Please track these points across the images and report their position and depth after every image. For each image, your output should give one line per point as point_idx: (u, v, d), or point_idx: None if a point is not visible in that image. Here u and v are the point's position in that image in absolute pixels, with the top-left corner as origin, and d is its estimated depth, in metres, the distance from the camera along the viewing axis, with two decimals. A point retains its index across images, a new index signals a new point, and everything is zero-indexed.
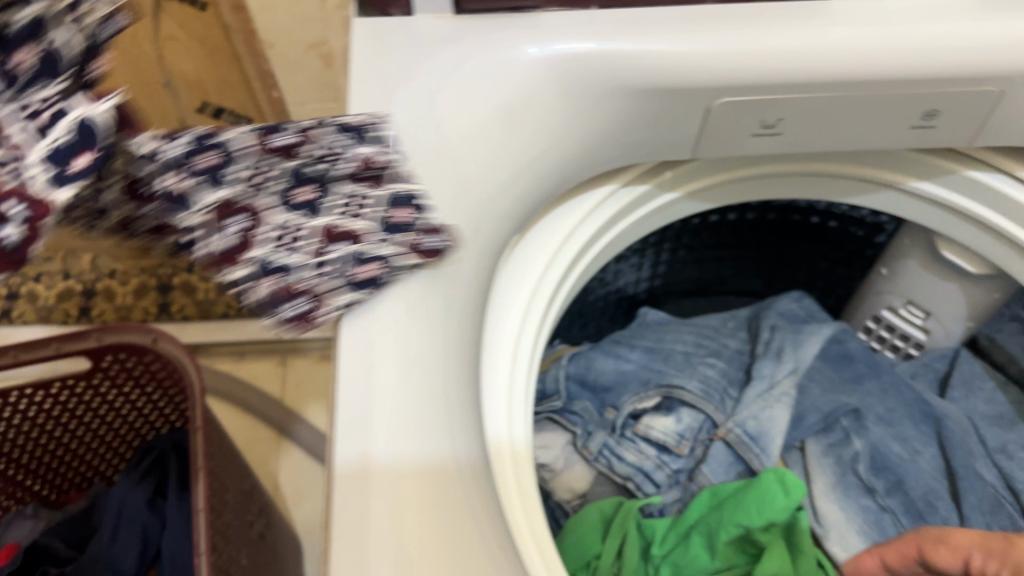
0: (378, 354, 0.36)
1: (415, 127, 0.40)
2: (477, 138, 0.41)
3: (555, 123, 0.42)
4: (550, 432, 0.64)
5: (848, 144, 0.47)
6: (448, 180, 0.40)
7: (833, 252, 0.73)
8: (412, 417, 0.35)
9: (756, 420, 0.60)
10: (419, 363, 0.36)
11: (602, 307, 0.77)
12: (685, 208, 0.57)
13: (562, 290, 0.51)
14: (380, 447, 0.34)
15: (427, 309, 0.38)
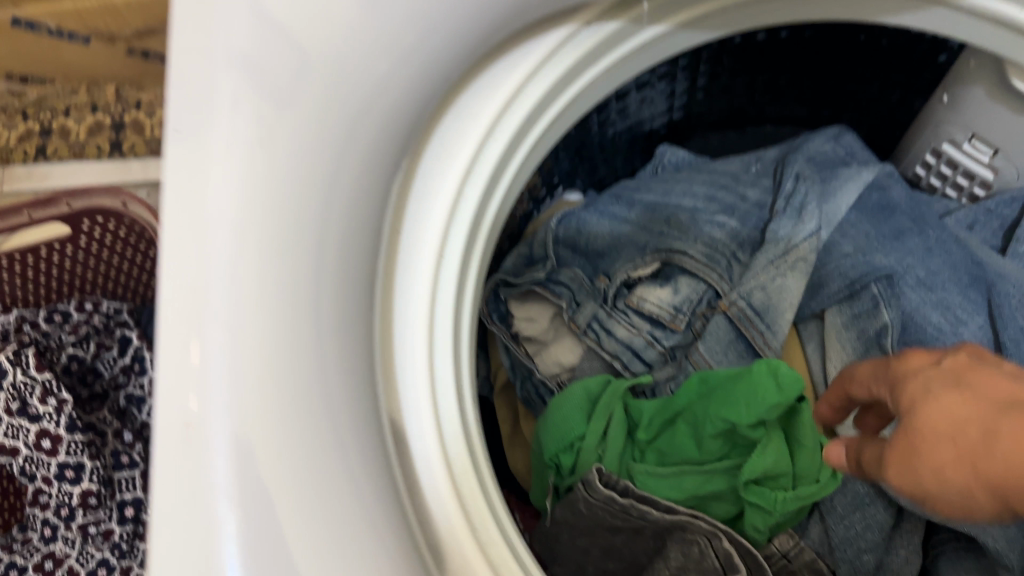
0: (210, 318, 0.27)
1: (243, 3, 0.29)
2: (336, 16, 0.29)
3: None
4: (533, 304, 0.57)
5: None
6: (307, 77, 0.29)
7: (889, 77, 0.59)
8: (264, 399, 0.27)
9: (764, 292, 0.53)
10: (263, 365, 0.27)
11: (613, 147, 0.67)
12: (676, 42, 0.47)
13: (508, 162, 0.43)
14: (198, 480, 0.26)
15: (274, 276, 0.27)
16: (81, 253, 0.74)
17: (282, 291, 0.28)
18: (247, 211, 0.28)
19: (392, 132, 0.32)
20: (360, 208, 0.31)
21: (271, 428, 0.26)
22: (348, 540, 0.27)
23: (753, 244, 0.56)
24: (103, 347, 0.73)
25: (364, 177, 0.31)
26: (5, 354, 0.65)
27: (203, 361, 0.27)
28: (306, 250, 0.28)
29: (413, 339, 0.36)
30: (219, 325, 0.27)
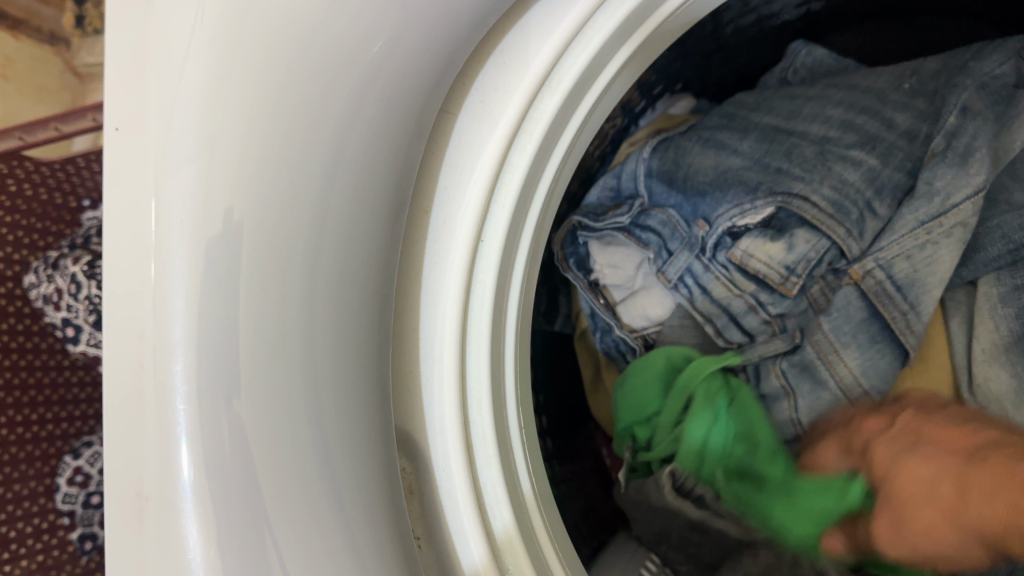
0: (172, 323, 0.24)
1: None
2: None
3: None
4: (617, 249, 0.48)
5: None
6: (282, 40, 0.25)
7: None
8: (245, 415, 0.24)
9: (907, 262, 0.42)
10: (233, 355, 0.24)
11: (737, 45, 0.55)
12: None
13: (574, 111, 0.35)
14: (159, 477, 0.24)
15: (241, 244, 0.24)
16: None
17: (249, 260, 0.25)
18: (211, 168, 0.24)
19: (389, 85, 0.28)
20: (347, 171, 0.28)
21: (241, 421, 0.24)
22: (309, 537, 0.25)
23: (894, 190, 0.43)
24: None
25: (356, 138, 0.28)
26: (80, 266, 0.65)
27: (162, 341, 0.24)
28: (281, 218, 0.25)
29: (441, 325, 0.32)
30: (189, 327, 0.24)
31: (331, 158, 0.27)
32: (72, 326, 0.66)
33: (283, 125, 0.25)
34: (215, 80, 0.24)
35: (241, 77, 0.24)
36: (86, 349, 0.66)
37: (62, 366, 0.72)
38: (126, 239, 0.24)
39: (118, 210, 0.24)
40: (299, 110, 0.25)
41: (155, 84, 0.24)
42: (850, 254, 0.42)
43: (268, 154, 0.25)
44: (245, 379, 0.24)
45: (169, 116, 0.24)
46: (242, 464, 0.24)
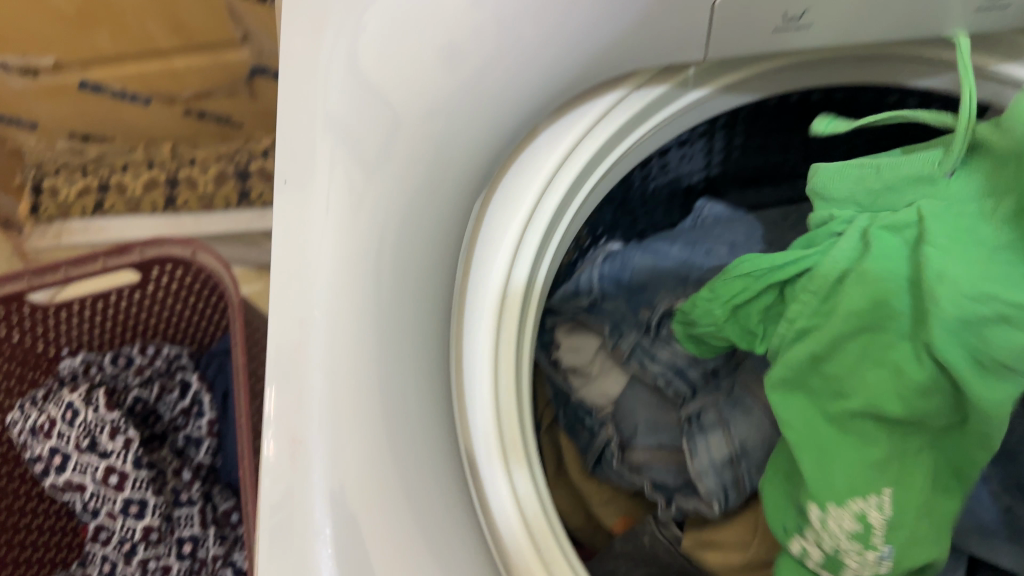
0: (312, 350, 0.33)
1: (342, 84, 0.35)
2: (415, 91, 0.36)
3: (501, 48, 0.37)
4: (581, 335, 0.60)
5: (897, 28, 0.39)
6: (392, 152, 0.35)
7: (918, 133, 0.62)
8: (356, 423, 0.32)
9: None
10: (360, 348, 0.34)
11: (653, 201, 0.70)
12: (718, 104, 0.51)
13: (567, 210, 0.47)
14: (308, 456, 0.31)
15: (358, 289, 0.34)
16: (147, 300, 0.77)
17: (366, 284, 0.35)
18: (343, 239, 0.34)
19: (453, 166, 0.39)
20: (424, 226, 0.38)
21: (358, 422, 0.32)
22: (409, 487, 0.34)
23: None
24: (165, 390, 0.78)
25: (429, 205, 0.38)
26: (77, 395, 0.70)
27: (305, 361, 0.33)
28: (385, 255, 0.36)
29: (479, 352, 0.42)
30: (324, 352, 0.33)
31: (411, 217, 0.37)
32: (58, 455, 0.69)
33: (389, 195, 0.36)
34: (354, 164, 0.35)
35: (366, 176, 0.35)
36: (68, 478, 0.68)
37: (38, 511, 0.76)
38: (284, 289, 0.34)
39: (281, 265, 0.34)
40: (397, 183, 0.36)
41: (310, 177, 0.35)
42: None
43: (378, 213, 0.35)
44: (363, 393, 0.33)
45: (324, 183, 0.34)
46: (368, 424, 0.33)
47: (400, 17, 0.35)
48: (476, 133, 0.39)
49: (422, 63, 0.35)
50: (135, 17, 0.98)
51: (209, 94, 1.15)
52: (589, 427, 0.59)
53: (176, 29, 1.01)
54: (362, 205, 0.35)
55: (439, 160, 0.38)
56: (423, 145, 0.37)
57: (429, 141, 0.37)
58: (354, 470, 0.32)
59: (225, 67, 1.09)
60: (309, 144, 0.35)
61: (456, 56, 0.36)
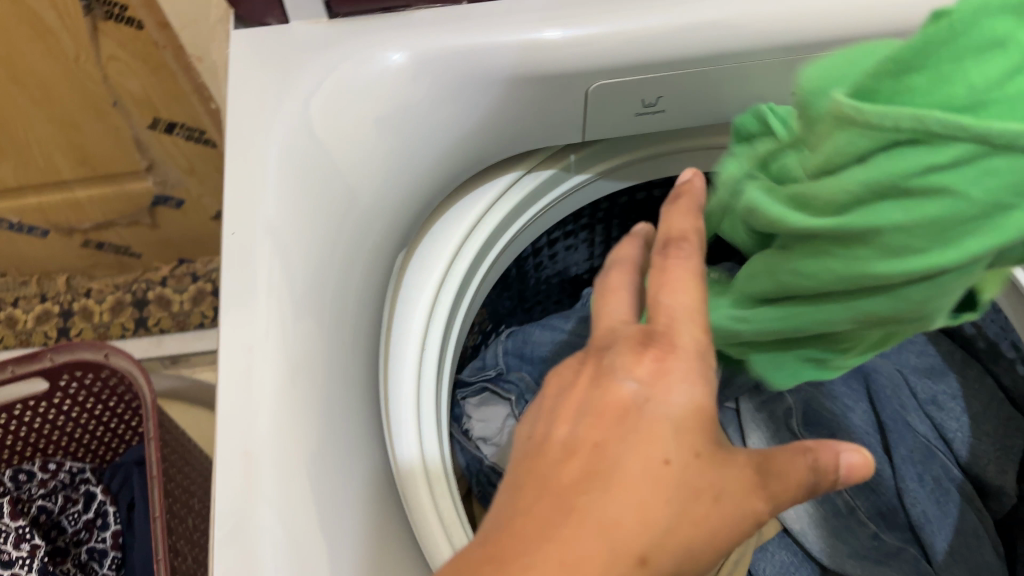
0: (264, 360, 0.36)
1: (290, 135, 0.41)
2: (357, 154, 0.42)
3: (430, 124, 0.44)
4: (491, 404, 0.66)
5: (735, 114, 0.49)
6: (332, 197, 0.41)
7: None
8: (302, 433, 0.36)
9: None
10: (303, 370, 0.38)
11: (546, 290, 0.77)
12: (597, 188, 0.59)
13: (477, 271, 0.53)
14: (265, 451, 0.35)
15: (303, 312, 0.38)
16: (54, 411, 0.76)
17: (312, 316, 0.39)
18: (289, 267, 0.38)
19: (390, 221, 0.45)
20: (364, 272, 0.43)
21: (305, 431, 0.36)
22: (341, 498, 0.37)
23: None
24: (70, 501, 0.77)
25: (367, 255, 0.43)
26: None
27: (259, 369, 0.36)
28: (330, 294, 0.40)
29: (405, 390, 0.47)
30: (273, 363, 0.36)
31: (354, 264, 0.42)
32: None
33: (331, 241, 0.41)
34: (298, 211, 0.40)
35: (310, 217, 0.40)
36: None
37: None
38: (237, 308, 0.38)
39: (235, 286, 0.38)
40: (337, 232, 0.41)
41: (258, 210, 0.39)
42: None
43: (321, 256, 0.40)
44: (310, 405, 0.37)
45: (269, 228, 0.39)
46: (311, 436, 0.36)
47: (342, 95, 0.42)
48: (403, 190, 0.45)
49: (360, 134, 0.42)
50: (41, 149, 1.02)
51: (109, 224, 1.17)
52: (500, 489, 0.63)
53: (81, 160, 1.05)
54: (307, 240, 0.39)
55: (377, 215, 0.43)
56: (362, 203, 0.42)
57: (369, 200, 0.43)
58: (288, 476, 0.35)
59: (128, 197, 1.13)
60: (259, 183, 0.40)
61: (389, 128, 0.43)
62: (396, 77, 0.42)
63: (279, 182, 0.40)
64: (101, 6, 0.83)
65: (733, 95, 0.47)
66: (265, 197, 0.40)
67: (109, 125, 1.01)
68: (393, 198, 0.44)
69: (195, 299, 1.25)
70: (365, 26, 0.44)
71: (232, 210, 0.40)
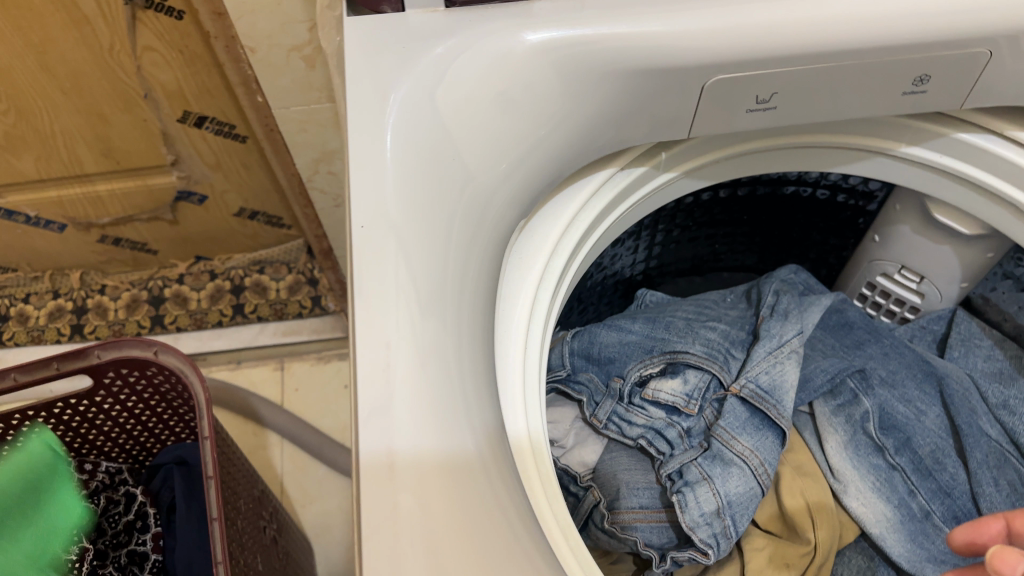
0: (392, 346, 0.35)
1: (412, 121, 0.40)
2: (480, 139, 0.41)
3: (548, 113, 0.43)
4: (559, 406, 0.65)
5: (842, 112, 0.48)
6: (454, 181, 0.40)
7: (825, 221, 0.72)
8: (434, 420, 0.34)
9: (768, 375, 0.61)
10: (439, 347, 0.36)
11: (600, 291, 0.76)
12: (680, 188, 0.58)
13: (569, 267, 0.52)
14: (409, 444, 0.33)
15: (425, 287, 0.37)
16: (96, 410, 0.74)
17: (442, 307, 0.37)
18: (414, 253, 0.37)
19: (506, 214, 0.43)
20: (484, 255, 0.41)
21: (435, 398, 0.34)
22: (510, 484, 0.34)
23: (743, 343, 0.65)
24: (111, 503, 0.75)
25: (488, 244, 0.42)
26: None
27: (389, 358, 0.35)
28: (454, 287, 0.38)
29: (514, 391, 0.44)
30: (407, 349, 0.35)
31: (474, 256, 0.40)
32: None
33: (453, 230, 0.39)
34: (422, 199, 0.39)
35: (430, 202, 0.39)
36: None
37: None
38: (365, 289, 0.37)
39: (367, 269, 0.37)
40: (460, 219, 0.40)
41: (386, 194, 0.39)
42: (726, 383, 0.62)
43: (446, 246, 0.39)
44: (444, 376, 0.35)
45: (402, 212, 0.38)
46: (455, 426, 0.34)
47: (464, 86, 0.41)
48: (521, 172, 0.43)
49: (481, 120, 0.41)
50: (66, 140, 1.00)
51: (127, 220, 1.15)
52: (572, 492, 0.61)
53: (105, 153, 1.03)
54: (428, 222, 0.38)
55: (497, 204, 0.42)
56: (479, 194, 0.41)
57: (490, 189, 0.42)
58: (433, 468, 0.33)
59: (150, 192, 1.10)
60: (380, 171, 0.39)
61: (512, 115, 0.42)
62: (523, 60, 0.41)
63: (406, 172, 0.39)
64: None
65: (839, 92, 0.46)
66: (387, 182, 0.39)
67: (138, 118, 0.98)
68: (512, 179, 0.43)
69: (212, 297, 1.23)
70: (484, 16, 0.43)
71: (356, 197, 0.39)
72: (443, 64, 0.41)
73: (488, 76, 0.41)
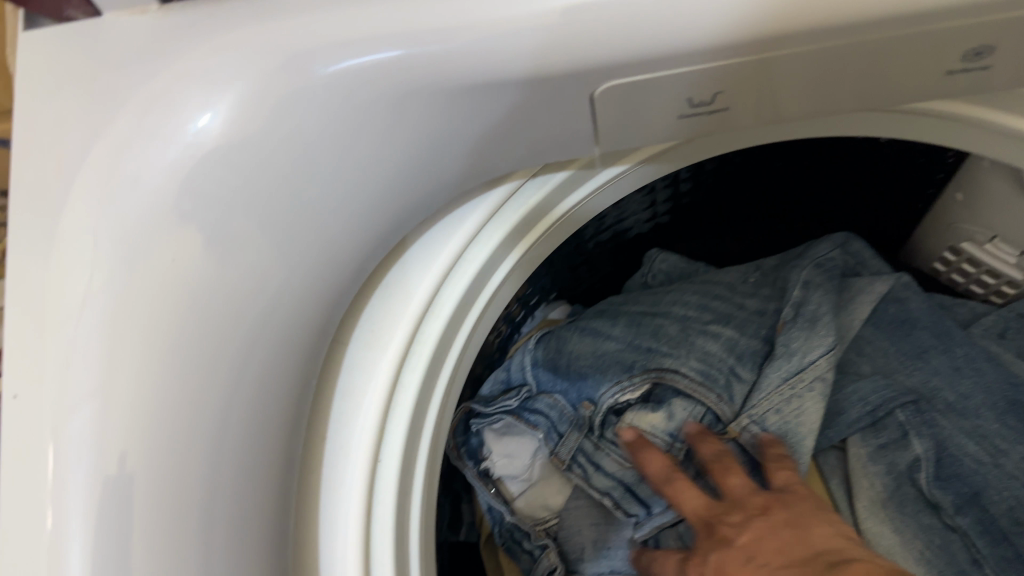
0: (72, 426, 0.26)
1: (119, 139, 0.26)
2: (221, 236, 0.27)
3: (318, 196, 0.28)
4: (517, 437, 0.51)
5: (843, 98, 0.30)
6: (168, 259, 0.26)
7: (902, 178, 0.50)
8: (120, 548, 0.26)
9: (779, 416, 0.46)
10: (146, 445, 0.26)
11: (594, 260, 0.59)
12: (643, 175, 0.41)
13: (460, 326, 0.39)
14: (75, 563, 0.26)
15: (123, 368, 0.26)
16: None
17: (147, 415, 0.26)
18: (110, 316, 0.26)
19: (281, 322, 0.30)
20: (269, 323, 0.30)
21: (127, 520, 0.26)
22: None
23: (754, 356, 0.49)
24: None
25: (249, 384, 0.29)
26: None
27: (64, 443, 0.26)
28: (201, 360, 0.27)
29: (345, 532, 0.34)
30: (90, 450, 0.26)
31: (234, 348, 0.28)
32: None
33: (171, 412, 0.27)
34: (117, 365, 0.26)
35: (138, 249, 0.26)
36: None
37: None
38: (39, 331, 0.27)
39: (41, 302, 0.27)
40: (174, 376, 0.27)
41: (78, 210, 0.26)
42: (726, 418, 0.47)
43: (167, 309, 0.26)
44: (149, 488, 0.26)
45: (70, 337, 0.26)
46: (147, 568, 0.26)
47: (171, 134, 0.26)
48: (310, 258, 0.30)
49: (196, 235, 0.26)
50: None
51: None
52: (529, 551, 0.52)
53: None
54: (137, 262, 0.26)
55: (256, 323, 0.29)
56: (233, 293, 0.28)
57: (248, 281, 0.28)
58: None
59: None
60: (74, 175, 0.27)
61: (238, 214, 0.27)
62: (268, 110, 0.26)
63: (78, 270, 0.26)
64: None
65: (830, 81, 0.29)
66: (83, 193, 0.26)
67: None
68: (301, 271, 0.30)
69: None
70: (208, 22, 0.27)
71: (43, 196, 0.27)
72: (145, 111, 0.26)
73: (202, 161, 0.26)
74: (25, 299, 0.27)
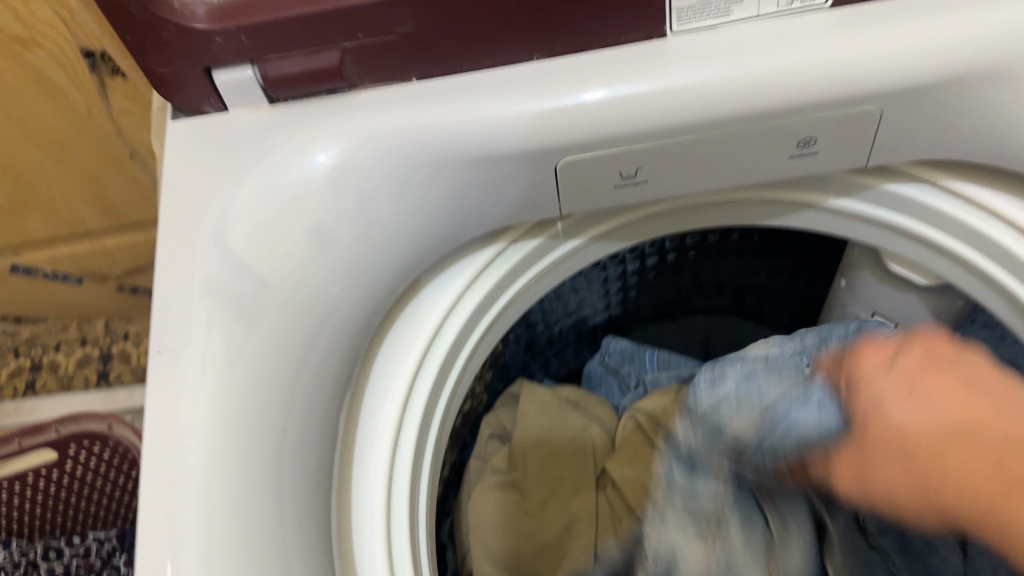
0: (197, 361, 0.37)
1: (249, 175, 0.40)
2: (306, 243, 0.39)
3: (375, 224, 0.40)
4: None
5: (731, 179, 0.44)
6: (274, 253, 0.39)
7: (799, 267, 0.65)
8: (224, 450, 0.36)
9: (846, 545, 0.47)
10: (248, 380, 0.38)
11: (560, 344, 0.71)
12: (597, 252, 0.54)
13: (459, 357, 0.50)
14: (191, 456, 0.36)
15: (239, 321, 0.38)
16: (71, 480, 0.76)
17: (252, 358, 0.38)
18: (234, 285, 0.38)
19: (340, 322, 0.41)
20: (333, 317, 0.41)
21: (232, 432, 0.37)
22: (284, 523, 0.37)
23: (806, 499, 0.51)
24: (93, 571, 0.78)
25: (315, 364, 0.40)
26: None
27: (192, 372, 0.37)
28: (289, 328, 0.39)
29: (370, 500, 0.43)
30: (210, 378, 0.37)
31: (312, 327, 0.40)
32: None
33: (267, 357, 0.38)
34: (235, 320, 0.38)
35: (257, 244, 0.39)
36: None
37: None
38: (180, 299, 0.39)
39: (184, 280, 0.39)
40: (271, 334, 0.38)
41: (217, 221, 0.39)
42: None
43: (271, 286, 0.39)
44: (247, 412, 0.37)
45: (203, 299, 0.38)
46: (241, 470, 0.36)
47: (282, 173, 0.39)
48: (363, 277, 0.41)
49: (292, 241, 0.39)
50: (65, 202, 1.02)
51: (141, 269, 1.18)
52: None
53: (105, 210, 1.06)
54: (256, 251, 0.39)
55: (324, 315, 0.40)
56: (310, 287, 0.39)
57: (322, 281, 0.40)
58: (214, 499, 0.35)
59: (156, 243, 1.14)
60: (215, 200, 0.40)
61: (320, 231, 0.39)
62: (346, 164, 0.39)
63: (213, 258, 0.39)
64: (106, 63, 0.83)
65: (719, 165, 0.43)
66: (222, 210, 0.40)
67: (130, 176, 1.00)
68: (356, 285, 0.41)
69: None
70: (308, 112, 0.41)
71: (189, 214, 0.40)
72: (267, 160, 0.40)
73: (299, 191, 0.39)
74: (173, 277, 0.39)
